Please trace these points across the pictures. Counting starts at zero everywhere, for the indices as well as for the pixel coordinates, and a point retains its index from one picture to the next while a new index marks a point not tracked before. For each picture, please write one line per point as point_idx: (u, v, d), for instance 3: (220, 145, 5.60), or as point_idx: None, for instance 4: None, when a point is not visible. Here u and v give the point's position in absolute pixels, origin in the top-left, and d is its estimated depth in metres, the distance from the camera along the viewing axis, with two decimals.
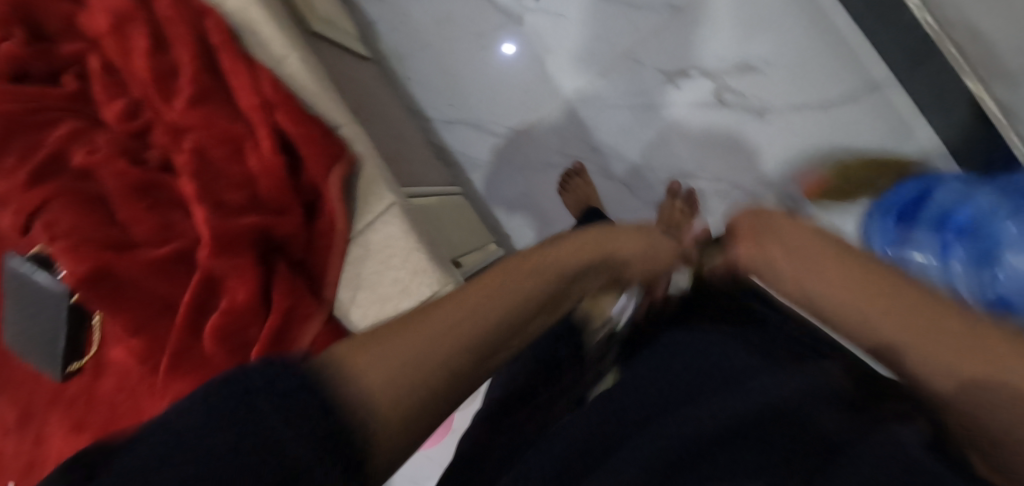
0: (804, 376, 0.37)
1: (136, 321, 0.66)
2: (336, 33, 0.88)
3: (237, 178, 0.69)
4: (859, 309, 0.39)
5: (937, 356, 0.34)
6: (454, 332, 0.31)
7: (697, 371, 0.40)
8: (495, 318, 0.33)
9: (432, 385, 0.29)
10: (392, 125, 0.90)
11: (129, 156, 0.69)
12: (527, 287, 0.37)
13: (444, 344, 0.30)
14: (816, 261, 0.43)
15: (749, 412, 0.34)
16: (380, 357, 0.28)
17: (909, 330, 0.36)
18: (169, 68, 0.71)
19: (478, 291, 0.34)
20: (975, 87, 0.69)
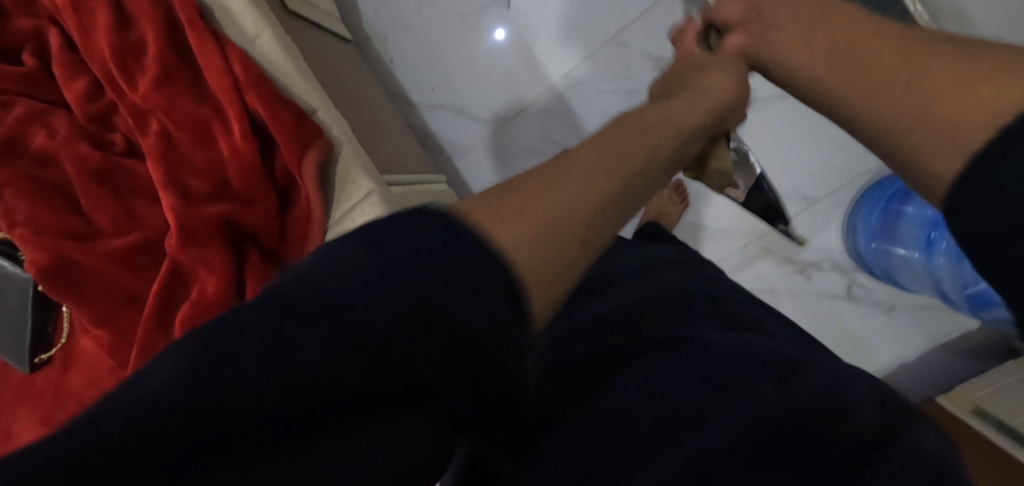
0: (825, 377, 0.36)
1: (99, 315, 0.60)
2: (315, 13, 0.83)
3: (203, 164, 0.61)
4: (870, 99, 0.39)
5: (932, 98, 0.33)
6: (576, 194, 0.32)
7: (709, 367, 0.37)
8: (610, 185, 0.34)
9: (558, 234, 0.30)
10: (373, 110, 0.85)
11: (92, 140, 0.64)
12: (631, 151, 0.38)
13: (570, 207, 0.32)
14: (867, 63, 0.40)
15: (775, 416, 0.32)
16: (515, 210, 0.30)
17: (901, 85, 0.36)
18: (134, 46, 0.62)
19: (591, 159, 0.35)
20: None
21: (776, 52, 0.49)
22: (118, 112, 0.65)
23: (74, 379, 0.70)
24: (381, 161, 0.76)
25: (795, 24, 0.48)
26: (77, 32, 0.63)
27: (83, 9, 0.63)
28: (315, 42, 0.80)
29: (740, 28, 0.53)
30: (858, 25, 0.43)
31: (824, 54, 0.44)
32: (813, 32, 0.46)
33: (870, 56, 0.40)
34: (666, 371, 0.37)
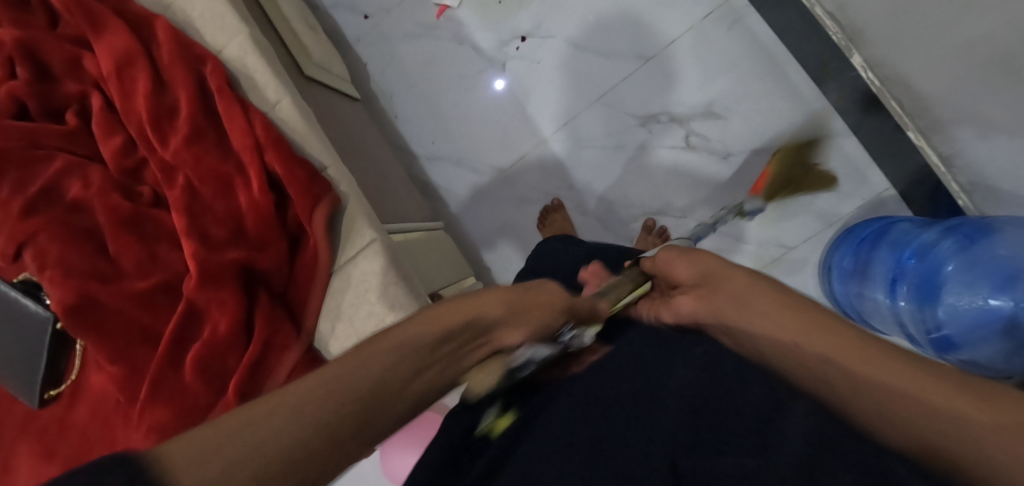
0: (733, 377, 0.38)
1: (117, 351, 0.65)
2: (328, 76, 0.92)
3: (222, 214, 0.67)
4: (833, 375, 0.36)
5: (956, 402, 0.31)
6: (274, 430, 0.31)
7: (641, 386, 0.41)
8: (317, 422, 0.32)
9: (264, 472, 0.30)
10: (376, 164, 0.91)
11: (123, 190, 0.70)
12: (392, 366, 0.37)
13: (266, 441, 0.30)
14: (798, 318, 0.39)
15: (685, 412, 0.37)
16: (205, 446, 0.29)
17: (907, 383, 0.33)
18: (168, 109, 0.69)
19: (325, 384, 0.34)
20: (918, 139, 0.82)
21: (726, 317, 0.44)
22: (147, 166, 0.72)
23: (80, 414, 0.73)
24: (382, 210, 0.83)
25: (729, 303, 0.44)
26: (117, 95, 0.70)
27: (125, 76, 0.70)
28: (328, 103, 0.88)
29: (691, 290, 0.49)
30: (829, 320, 0.39)
31: (802, 346, 0.38)
32: (737, 289, 0.44)
33: (851, 354, 0.35)
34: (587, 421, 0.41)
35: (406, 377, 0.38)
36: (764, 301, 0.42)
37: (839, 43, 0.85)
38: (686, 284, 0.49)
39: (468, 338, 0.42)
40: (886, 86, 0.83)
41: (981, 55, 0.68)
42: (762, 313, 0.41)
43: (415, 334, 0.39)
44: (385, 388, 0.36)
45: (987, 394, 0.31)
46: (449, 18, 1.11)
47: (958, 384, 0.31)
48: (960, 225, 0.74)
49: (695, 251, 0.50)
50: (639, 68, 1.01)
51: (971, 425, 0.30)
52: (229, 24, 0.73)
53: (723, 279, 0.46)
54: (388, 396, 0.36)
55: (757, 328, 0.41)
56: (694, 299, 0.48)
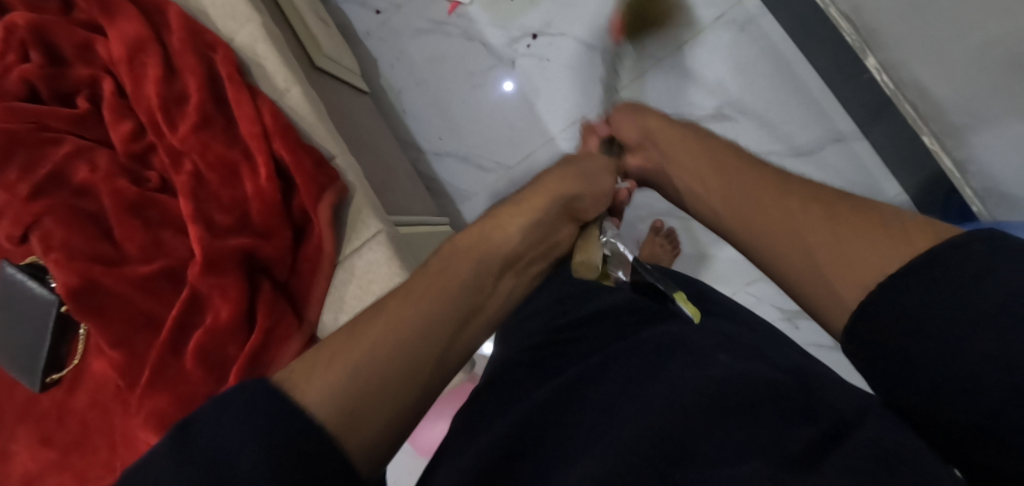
0: (739, 366, 0.40)
1: (117, 336, 0.65)
2: (338, 68, 0.92)
3: (227, 202, 0.66)
4: (769, 229, 0.39)
5: (861, 246, 0.34)
6: (392, 335, 0.34)
7: (669, 378, 0.40)
8: (428, 315, 0.37)
9: (395, 369, 0.34)
10: (383, 156, 0.91)
11: (129, 175, 0.69)
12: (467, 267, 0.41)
13: (393, 350, 0.34)
14: (723, 171, 0.46)
15: (696, 393, 0.37)
16: (330, 369, 0.32)
17: (783, 226, 0.38)
18: (177, 96, 0.69)
19: (423, 288, 0.38)
20: (931, 143, 0.80)
21: (679, 175, 0.51)
22: (155, 152, 0.71)
23: (78, 400, 0.73)
24: (389, 205, 0.82)
25: (671, 148, 0.52)
26: (128, 81, 0.70)
27: (136, 63, 0.70)
28: (336, 95, 0.88)
29: (637, 151, 0.58)
30: (760, 172, 0.43)
31: (714, 196, 0.46)
32: (688, 148, 0.50)
33: (777, 195, 0.40)
34: (600, 401, 0.42)
35: (497, 268, 0.43)
36: (717, 159, 0.47)
37: (852, 44, 0.84)
38: (634, 143, 0.58)
39: (546, 223, 0.48)
40: (901, 90, 0.82)
41: (995, 58, 0.67)
42: (696, 173, 0.49)
43: (485, 236, 0.44)
44: (482, 277, 0.41)
45: (849, 228, 0.35)
46: (460, 15, 1.11)
47: (874, 224, 0.34)
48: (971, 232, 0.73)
49: (641, 108, 0.59)
50: (650, 68, 1.01)
51: (828, 265, 0.35)
52: (240, 12, 0.73)
53: (660, 133, 0.54)
54: (483, 289, 0.41)
55: (699, 186, 0.48)
56: (647, 160, 0.56)
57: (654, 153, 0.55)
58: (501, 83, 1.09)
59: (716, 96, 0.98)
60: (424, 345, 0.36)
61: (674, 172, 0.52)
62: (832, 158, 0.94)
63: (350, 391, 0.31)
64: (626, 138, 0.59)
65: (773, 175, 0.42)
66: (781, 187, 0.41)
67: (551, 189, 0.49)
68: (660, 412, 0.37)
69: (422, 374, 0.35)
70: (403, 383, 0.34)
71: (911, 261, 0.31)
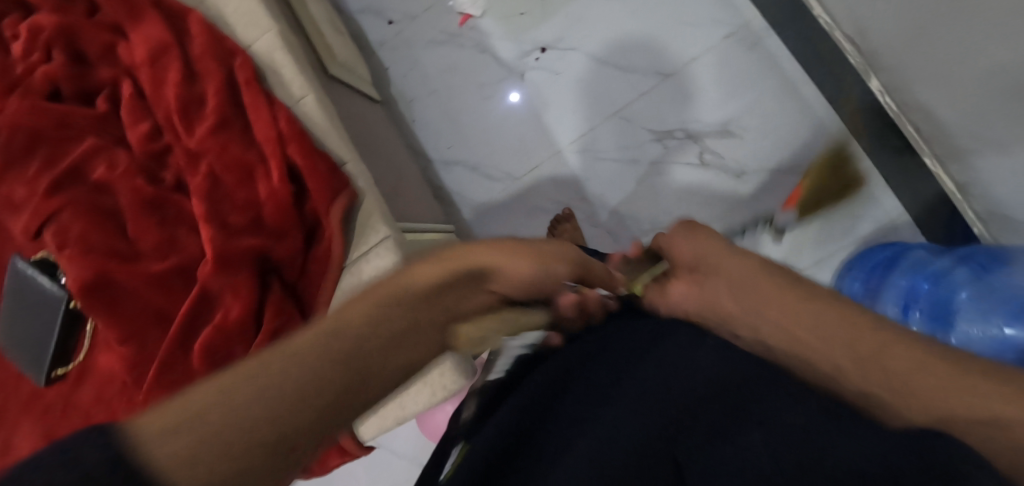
0: (720, 349, 0.41)
1: (128, 331, 0.66)
2: (352, 77, 0.94)
3: (242, 202, 0.67)
4: (829, 346, 0.36)
5: (943, 396, 0.30)
6: (262, 392, 0.28)
7: (655, 371, 0.42)
8: (338, 369, 0.30)
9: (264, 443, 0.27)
10: (394, 163, 0.92)
11: (145, 174, 0.70)
12: (400, 316, 0.35)
13: (256, 406, 0.27)
14: (765, 271, 0.43)
15: (689, 390, 0.38)
16: (186, 424, 0.25)
17: (842, 350, 0.35)
18: (196, 98, 0.70)
19: (311, 338, 0.31)
20: (933, 165, 0.83)
21: (717, 295, 0.46)
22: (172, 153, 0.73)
23: (83, 394, 0.73)
24: (396, 212, 0.83)
25: (716, 262, 0.48)
26: (150, 83, 0.71)
27: (158, 66, 0.72)
28: (350, 102, 0.90)
29: (687, 276, 0.50)
30: (781, 278, 0.42)
31: (757, 305, 0.42)
32: (727, 253, 0.47)
33: (818, 313, 0.38)
34: (591, 402, 0.42)
35: (401, 330, 0.35)
36: (752, 283, 0.43)
37: (856, 66, 0.87)
38: (684, 267, 0.51)
39: (465, 287, 0.40)
40: (904, 110, 0.84)
41: (994, 85, 0.69)
42: (728, 273, 0.46)
43: (400, 288, 0.36)
44: (407, 333, 0.35)
45: (921, 363, 0.31)
46: (473, 28, 1.13)
47: (958, 370, 0.30)
48: (971, 255, 0.75)
49: (700, 228, 0.52)
50: (656, 84, 1.03)
51: (925, 392, 0.30)
52: (259, 19, 0.75)
53: (712, 256, 0.48)
54: (385, 350, 0.33)
55: (755, 317, 0.42)
56: (693, 288, 0.49)
57: (706, 283, 0.48)
58: (511, 95, 1.10)
59: (723, 114, 0.99)
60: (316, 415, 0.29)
61: (729, 307, 0.45)
62: None
63: (204, 457, 0.25)
64: (678, 259, 0.52)
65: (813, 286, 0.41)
66: (825, 302, 0.38)
67: (478, 256, 0.41)
68: (650, 414, 0.38)
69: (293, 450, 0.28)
70: (255, 452, 0.26)
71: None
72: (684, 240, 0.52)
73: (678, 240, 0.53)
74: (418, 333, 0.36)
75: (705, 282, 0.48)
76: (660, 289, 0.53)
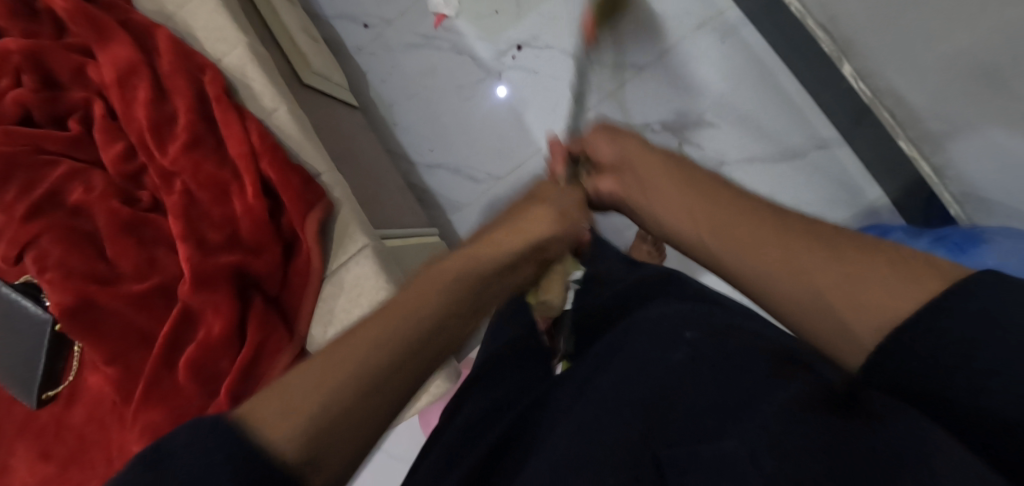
0: (692, 343, 0.39)
1: (112, 351, 0.66)
2: (327, 85, 0.94)
3: (218, 219, 0.68)
4: (757, 263, 0.36)
5: (872, 300, 0.30)
6: (371, 361, 0.31)
7: (637, 360, 0.41)
8: (417, 328, 0.34)
9: (373, 392, 0.31)
10: (374, 170, 0.92)
11: (122, 195, 0.71)
12: (464, 281, 0.38)
13: (369, 359, 0.31)
14: (681, 177, 0.44)
15: (661, 384, 0.37)
16: (297, 397, 0.29)
17: (775, 262, 0.35)
18: (167, 117, 0.70)
19: (388, 314, 0.34)
20: (909, 149, 0.83)
21: (636, 201, 0.48)
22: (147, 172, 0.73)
23: (75, 416, 0.74)
24: (376, 218, 0.83)
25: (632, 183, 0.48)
26: (120, 104, 0.71)
27: (127, 86, 0.71)
28: (325, 111, 0.90)
29: (612, 173, 0.51)
30: (692, 185, 0.43)
31: (679, 217, 0.43)
32: (648, 159, 0.47)
33: (738, 224, 0.38)
34: (567, 405, 0.42)
35: (470, 294, 0.38)
36: (641, 173, 0.47)
37: (829, 54, 0.86)
38: (606, 167, 0.51)
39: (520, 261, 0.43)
40: (878, 97, 0.84)
41: (968, 68, 0.69)
42: (653, 187, 0.46)
43: (464, 263, 0.40)
44: (468, 295, 0.38)
45: (856, 267, 0.32)
46: (448, 29, 1.12)
47: (885, 265, 0.31)
48: (948, 236, 0.76)
49: (620, 133, 0.51)
50: (634, 78, 1.03)
51: (865, 302, 0.30)
52: (229, 35, 0.75)
53: (633, 161, 0.48)
54: (470, 304, 0.39)
55: (640, 204, 0.47)
56: (619, 185, 0.50)
57: (628, 183, 0.48)
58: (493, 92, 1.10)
59: (700, 105, 1.00)
60: (414, 363, 0.33)
61: (639, 199, 0.47)
62: (815, 164, 0.96)
63: (320, 420, 0.29)
64: (602, 160, 0.52)
65: (717, 187, 0.42)
66: (745, 214, 0.38)
67: (525, 229, 0.44)
68: (621, 408, 0.37)
69: (397, 395, 0.32)
70: (367, 400, 0.31)
71: (923, 306, 0.29)
72: (604, 140, 0.52)
73: (599, 144, 0.52)
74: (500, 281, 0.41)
75: (625, 174, 0.49)
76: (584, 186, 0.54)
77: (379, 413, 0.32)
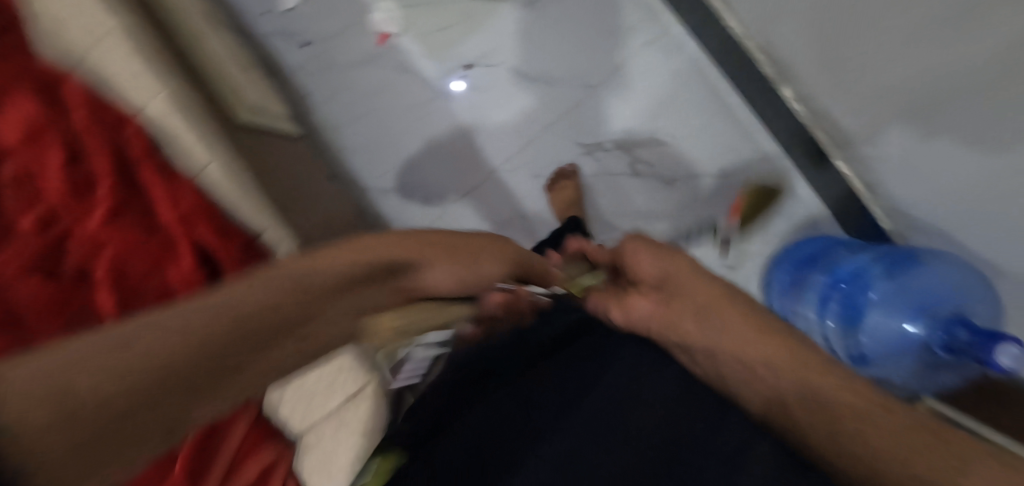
0: (657, 387, 0.47)
1: None
2: (265, 118, 0.89)
3: (156, 291, 0.67)
4: (838, 419, 0.40)
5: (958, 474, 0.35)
6: (170, 339, 0.29)
7: (593, 348, 0.53)
8: (251, 305, 0.34)
9: (184, 364, 0.29)
10: (322, 207, 0.89)
11: (43, 269, 0.68)
12: (327, 277, 0.40)
13: (179, 342, 0.29)
14: (730, 302, 0.49)
15: (637, 440, 0.43)
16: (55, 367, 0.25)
17: (852, 424, 0.39)
18: (85, 179, 0.71)
19: (246, 287, 0.35)
20: (844, 168, 0.88)
21: (675, 318, 0.50)
22: (70, 240, 0.70)
23: None
24: None
25: (682, 301, 0.50)
26: (32, 165, 0.70)
27: (37, 146, 0.71)
28: (265, 148, 0.85)
29: (653, 294, 0.52)
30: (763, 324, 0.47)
31: (749, 347, 0.45)
32: (706, 286, 0.50)
33: (810, 380, 0.42)
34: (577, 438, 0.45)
35: (322, 293, 0.39)
36: (716, 309, 0.48)
37: (770, 76, 0.90)
38: (647, 283, 0.53)
39: (394, 274, 0.46)
40: (817, 118, 0.87)
41: (902, 100, 0.71)
42: (717, 317, 0.48)
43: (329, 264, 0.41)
44: (327, 292, 0.39)
45: (941, 445, 0.37)
46: (392, 47, 1.08)
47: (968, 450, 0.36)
48: (887, 253, 0.80)
49: (660, 247, 0.54)
50: (586, 97, 1.03)
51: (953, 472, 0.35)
52: (146, 82, 0.69)
53: (686, 286, 0.50)
54: (326, 300, 0.39)
55: (714, 341, 0.47)
56: (662, 305, 0.51)
57: (673, 303, 0.50)
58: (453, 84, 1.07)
59: (654, 122, 1.01)
60: (235, 352, 0.32)
61: (691, 328, 0.49)
62: (760, 177, 0.99)
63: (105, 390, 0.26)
64: (642, 276, 0.53)
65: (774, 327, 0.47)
66: (819, 371, 0.43)
67: (376, 251, 0.45)
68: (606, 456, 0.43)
69: (196, 381, 0.30)
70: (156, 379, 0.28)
71: None
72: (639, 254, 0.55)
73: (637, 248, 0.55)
74: (361, 293, 0.42)
75: (679, 290, 0.50)
76: (618, 301, 0.55)
77: (176, 405, 0.29)
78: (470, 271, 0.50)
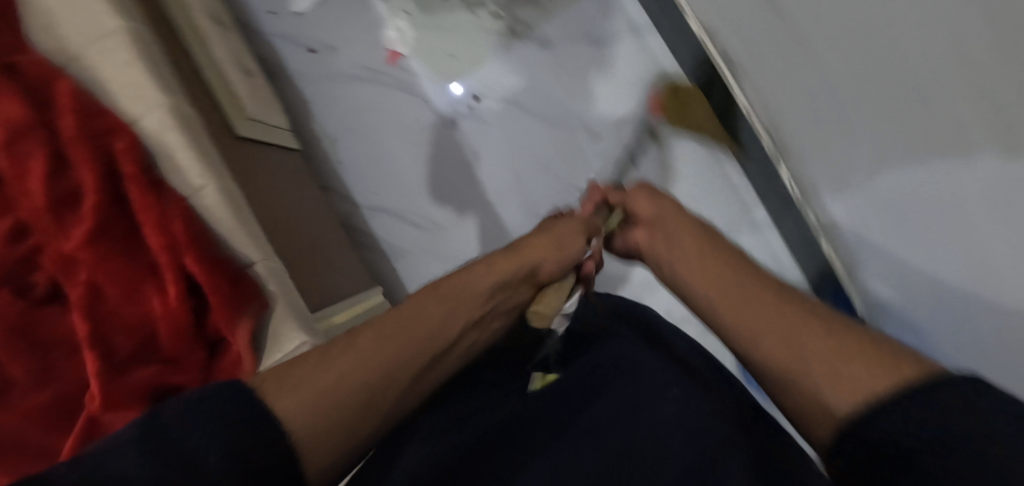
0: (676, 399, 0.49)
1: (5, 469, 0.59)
2: (263, 130, 0.87)
3: (130, 321, 0.64)
4: (756, 325, 0.46)
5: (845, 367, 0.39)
6: (359, 370, 0.45)
7: (614, 359, 0.56)
8: (406, 346, 0.49)
9: (370, 383, 0.45)
10: (310, 228, 0.88)
11: (10, 286, 0.65)
12: (465, 302, 0.56)
13: (376, 379, 0.46)
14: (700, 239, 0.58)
15: (645, 442, 0.46)
16: (294, 396, 0.40)
17: (771, 324, 0.45)
18: (69, 193, 0.64)
19: (410, 325, 0.51)
20: (829, 252, 0.88)
21: (656, 251, 0.62)
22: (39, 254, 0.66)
23: None
24: (309, 290, 0.80)
25: (659, 240, 0.62)
26: (9, 169, 0.63)
27: (17, 150, 0.63)
28: (261, 165, 0.84)
29: (643, 225, 0.65)
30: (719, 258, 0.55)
31: (704, 287, 0.53)
32: (683, 222, 0.61)
33: (749, 297, 0.49)
34: (577, 442, 0.48)
35: (464, 314, 0.56)
36: (679, 237, 0.59)
37: (767, 148, 0.86)
38: (643, 218, 0.65)
39: (513, 281, 0.61)
40: (807, 198, 0.86)
41: (879, 203, 0.71)
42: (680, 249, 0.58)
43: (468, 285, 0.58)
44: (459, 314, 0.55)
45: (848, 347, 0.40)
46: (401, 67, 1.07)
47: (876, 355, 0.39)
48: None
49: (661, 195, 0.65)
50: (587, 143, 1.04)
51: (851, 372, 0.38)
52: (148, 94, 0.67)
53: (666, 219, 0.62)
54: (458, 326, 0.55)
55: (678, 266, 0.58)
56: (648, 236, 0.64)
57: (656, 233, 0.63)
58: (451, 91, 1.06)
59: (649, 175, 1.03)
60: (402, 371, 0.48)
61: (663, 254, 0.60)
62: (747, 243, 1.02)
63: (315, 407, 0.40)
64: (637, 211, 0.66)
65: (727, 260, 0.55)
66: (757, 290, 0.49)
67: (518, 255, 0.62)
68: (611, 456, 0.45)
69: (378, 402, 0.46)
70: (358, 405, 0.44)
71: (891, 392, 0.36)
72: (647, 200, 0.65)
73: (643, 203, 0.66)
74: (490, 309, 0.59)
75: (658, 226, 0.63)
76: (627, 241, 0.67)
77: (366, 418, 0.45)
78: (563, 251, 0.64)
